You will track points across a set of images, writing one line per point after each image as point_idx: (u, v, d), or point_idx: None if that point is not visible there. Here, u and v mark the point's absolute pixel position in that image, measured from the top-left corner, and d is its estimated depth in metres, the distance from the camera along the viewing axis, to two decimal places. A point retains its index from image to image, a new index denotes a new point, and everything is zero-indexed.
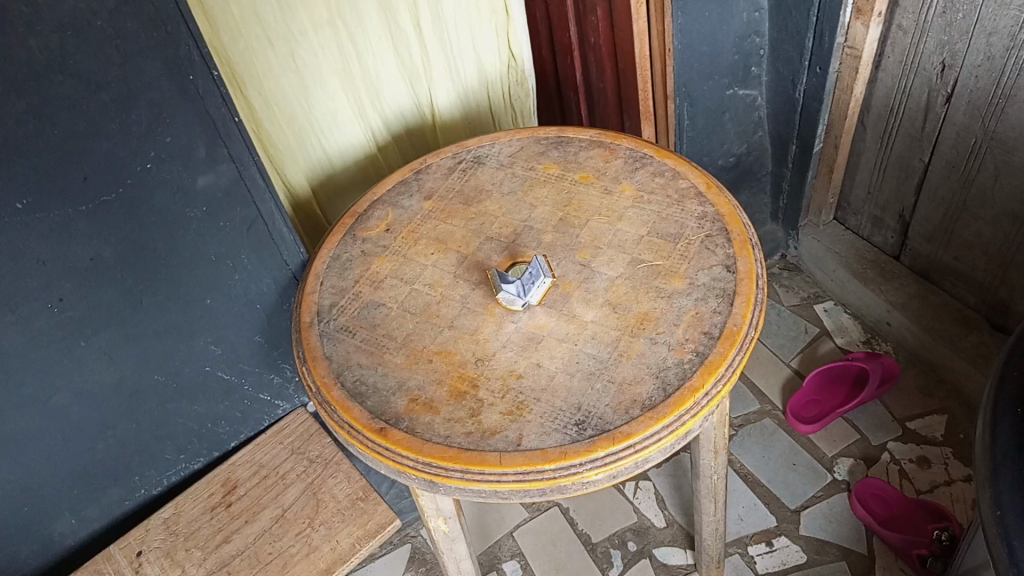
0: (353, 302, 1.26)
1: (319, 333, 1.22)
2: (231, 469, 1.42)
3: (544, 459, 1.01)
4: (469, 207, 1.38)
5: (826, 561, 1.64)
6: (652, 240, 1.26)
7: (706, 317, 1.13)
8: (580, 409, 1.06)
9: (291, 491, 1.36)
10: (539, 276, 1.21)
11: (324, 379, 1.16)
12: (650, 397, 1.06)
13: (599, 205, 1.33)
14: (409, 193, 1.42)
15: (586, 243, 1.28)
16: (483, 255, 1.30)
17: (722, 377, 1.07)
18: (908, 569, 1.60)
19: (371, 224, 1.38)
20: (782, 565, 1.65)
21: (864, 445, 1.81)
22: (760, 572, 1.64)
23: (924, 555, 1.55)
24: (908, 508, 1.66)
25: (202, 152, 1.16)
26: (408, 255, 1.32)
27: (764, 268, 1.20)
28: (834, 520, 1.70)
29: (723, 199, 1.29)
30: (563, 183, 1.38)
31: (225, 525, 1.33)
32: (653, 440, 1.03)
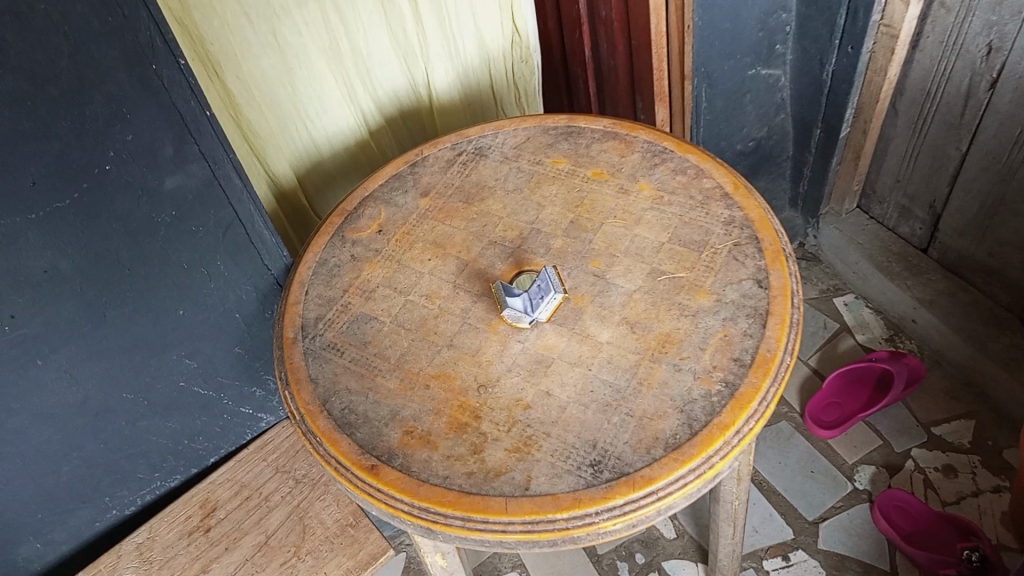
0: (341, 314, 1.13)
1: (303, 352, 1.10)
2: (210, 489, 1.30)
3: (556, 507, 0.90)
4: (470, 206, 1.25)
5: None
6: (674, 248, 1.13)
7: (736, 341, 1.01)
8: (596, 447, 0.95)
9: (276, 516, 1.26)
10: (549, 291, 1.08)
11: (308, 407, 1.04)
12: (674, 436, 0.94)
13: (615, 207, 1.20)
14: (404, 189, 1.29)
15: (600, 250, 1.15)
16: (485, 262, 1.17)
17: (755, 413, 0.95)
18: None
19: (362, 224, 1.24)
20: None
21: (886, 452, 1.71)
22: None
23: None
24: (935, 523, 1.56)
25: (170, 151, 1.03)
26: (402, 262, 1.19)
27: (800, 282, 1.07)
28: (855, 534, 1.61)
29: (753, 202, 1.16)
30: (573, 181, 1.25)
31: (204, 552, 1.22)
32: (678, 485, 0.91)
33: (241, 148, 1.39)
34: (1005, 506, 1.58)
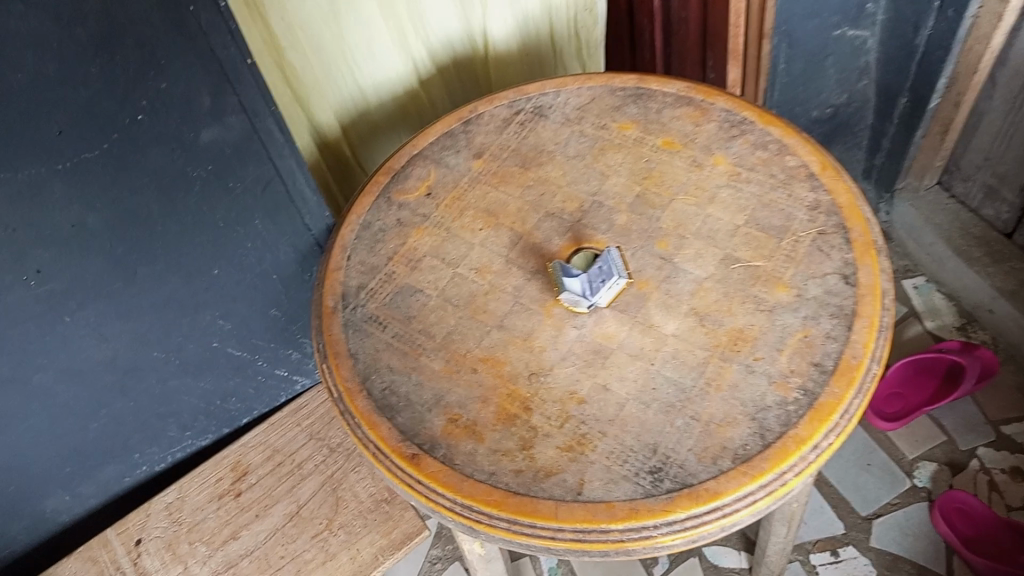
0: (385, 284, 1.05)
1: (343, 323, 1.02)
2: (241, 452, 1.23)
3: (610, 517, 0.83)
4: (527, 171, 1.15)
5: None
6: (750, 232, 1.03)
7: (817, 344, 0.92)
8: (656, 452, 0.87)
9: (308, 487, 1.19)
10: (612, 277, 0.97)
11: (347, 385, 0.96)
12: (744, 446, 0.86)
13: (686, 182, 1.09)
14: (456, 149, 1.19)
15: (668, 230, 1.05)
16: (541, 236, 1.08)
17: (835, 428, 0.87)
18: None
19: (410, 185, 1.15)
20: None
21: (950, 449, 1.63)
22: None
23: None
24: (997, 526, 1.48)
25: (208, 102, 0.94)
26: (452, 230, 1.10)
27: (892, 281, 0.96)
28: (911, 533, 1.54)
29: (842, 185, 1.05)
30: (641, 150, 1.14)
31: (233, 518, 1.17)
32: (747, 502, 0.84)
33: (283, 97, 1.30)
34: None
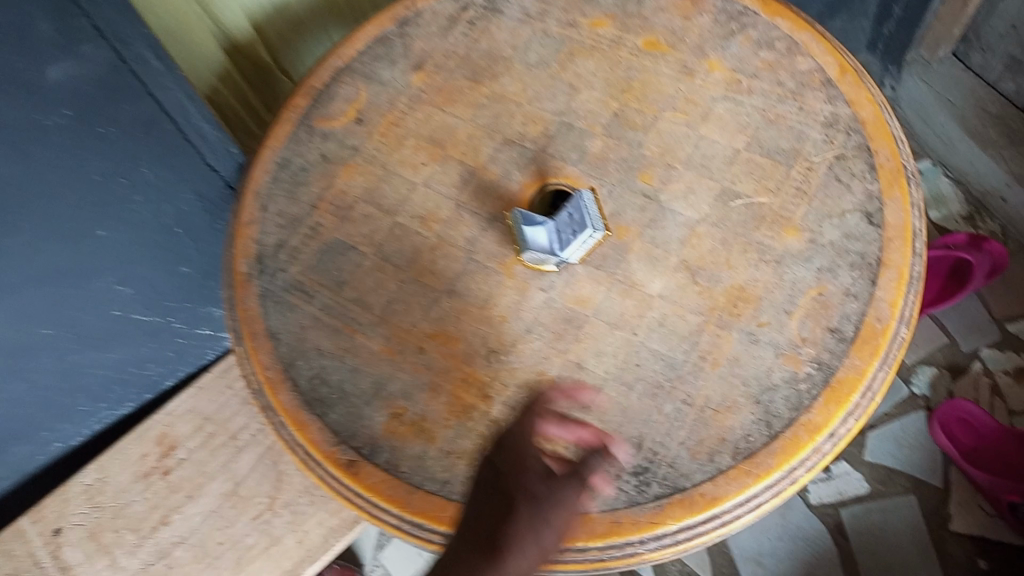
0: (309, 241, 0.87)
1: (260, 295, 0.84)
2: (167, 423, 1.07)
3: (588, 534, 0.70)
4: (479, 85, 0.94)
5: (892, 494, 1.30)
6: (752, 158, 0.84)
7: (834, 304, 0.76)
8: (642, 447, 0.73)
9: (246, 460, 1.05)
10: (585, 230, 0.79)
11: (268, 374, 0.80)
12: (746, 438, 0.72)
13: (673, 94, 0.89)
14: (391, 59, 0.97)
15: (652, 158, 0.86)
16: (497, 171, 0.88)
17: (855, 411, 0.72)
18: (990, 511, 1.26)
19: (336, 110, 0.94)
20: (839, 495, 1.32)
21: (951, 351, 1.41)
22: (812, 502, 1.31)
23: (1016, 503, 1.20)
24: (999, 437, 1.29)
25: (48, 28, 0.74)
26: (388, 166, 0.90)
27: (923, 218, 0.80)
28: (906, 445, 1.34)
29: (864, 93, 0.86)
30: (618, 55, 0.93)
31: (162, 500, 1.02)
32: (750, 507, 0.70)
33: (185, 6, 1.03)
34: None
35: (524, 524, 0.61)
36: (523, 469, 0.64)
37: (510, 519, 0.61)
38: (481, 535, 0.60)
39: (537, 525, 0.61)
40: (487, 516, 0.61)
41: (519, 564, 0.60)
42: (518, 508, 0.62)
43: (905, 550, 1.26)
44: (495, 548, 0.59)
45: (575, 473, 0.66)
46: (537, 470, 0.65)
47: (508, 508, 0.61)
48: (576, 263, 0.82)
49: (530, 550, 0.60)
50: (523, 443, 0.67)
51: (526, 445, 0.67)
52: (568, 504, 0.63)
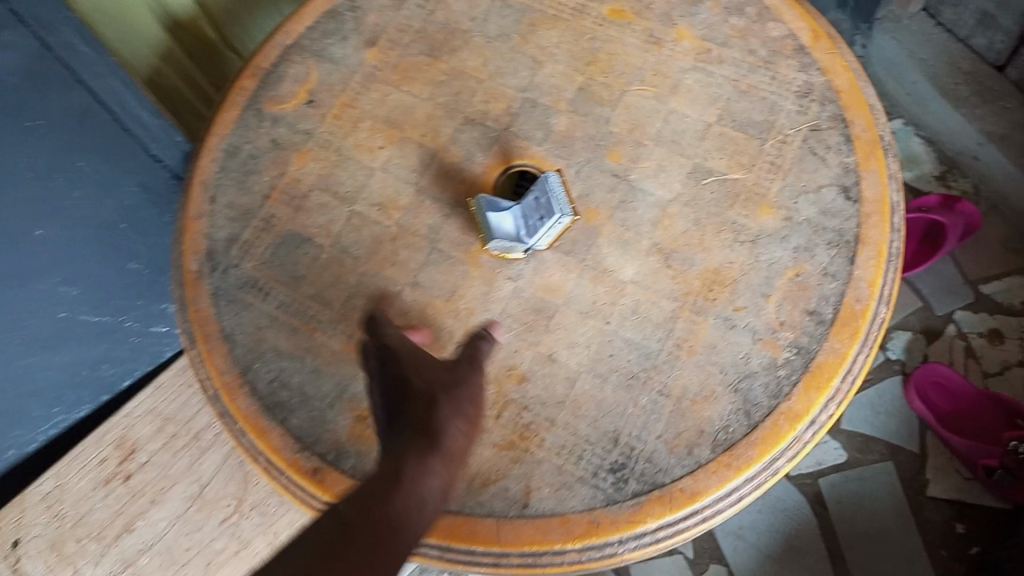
0: (262, 234, 0.82)
1: (213, 294, 0.79)
2: (127, 425, 1.02)
3: (565, 536, 0.67)
4: (436, 61, 0.88)
5: (870, 461, 1.29)
6: (725, 132, 0.80)
7: (812, 285, 0.73)
8: (618, 442, 0.70)
9: (212, 460, 1.00)
10: (555, 216, 0.75)
11: (224, 379, 0.75)
12: (725, 429, 0.69)
13: (641, 66, 0.85)
14: (342, 34, 0.91)
15: (621, 135, 0.82)
16: (459, 153, 0.83)
17: (836, 397, 0.70)
18: (965, 473, 1.26)
19: (285, 91, 0.88)
20: (818, 465, 1.30)
21: (926, 315, 1.40)
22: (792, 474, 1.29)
23: (992, 466, 1.20)
24: (975, 401, 1.28)
25: None
26: (343, 150, 0.85)
27: (902, 191, 0.77)
28: (882, 412, 1.33)
29: (838, 61, 0.83)
30: (582, 24, 0.88)
31: (125, 507, 0.98)
32: (732, 501, 0.68)
33: None
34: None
35: (446, 406, 0.57)
36: (415, 366, 0.60)
37: (428, 405, 0.57)
38: (409, 425, 0.55)
39: (458, 405, 0.58)
40: (405, 409, 0.56)
41: (453, 438, 0.55)
42: (436, 396, 0.58)
43: (884, 517, 1.25)
44: (429, 431, 0.54)
45: (468, 352, 0.64)
46: (433, 361, 0.62)
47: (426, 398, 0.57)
48: (544, 250, 0.78)
49: (459, 422, 0.56)
50: (406, 343, 0.63)
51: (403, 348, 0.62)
52: (473, 379, 0.61)
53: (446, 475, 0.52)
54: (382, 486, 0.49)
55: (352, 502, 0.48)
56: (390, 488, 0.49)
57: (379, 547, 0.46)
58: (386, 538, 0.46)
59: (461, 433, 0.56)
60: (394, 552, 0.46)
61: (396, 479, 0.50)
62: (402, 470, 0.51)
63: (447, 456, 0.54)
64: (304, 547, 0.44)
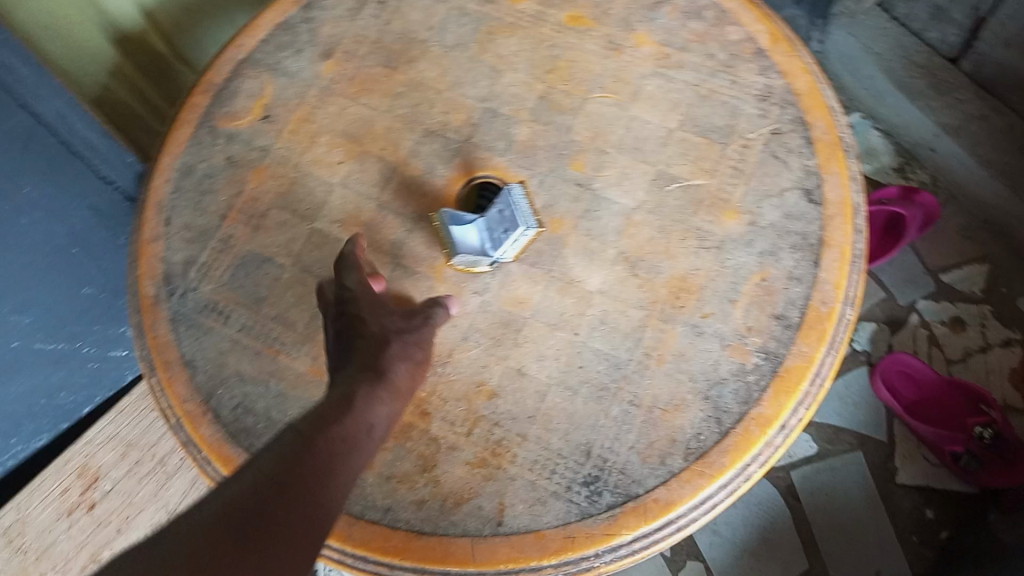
0: (221, 255, 0.80)
1: (171, 319, 0.77)
2: (88, 452, 0.99)
3: (540, 552, 0.66)
4: (394, 72, 0.87)
5: (840, 452, 1.31)
6: (687, 137, 0.80)
7: (778, 289, 0.73)
8: (590, 455, 0.69)
9: (179, 485, 0.98)
10: (519, 227, 0.74)
11: (186, 408, 0.73)
12: (697, 437, 0.69)
13: (602, 72, 0.84)
14: (296, 47, 0.89)
15: (583, 144, 0.81)
16: (420, 166, 0.82)
17: (805, 400, 0.70)
18: (931, 459, 1.28)
19: (240, 107, 0.86)
20: (789, 459, 1.31)
21: (890, 306, 1.42)
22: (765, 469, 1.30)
23: (957, 453, 1.23)
24: (942, 389, 1.29)
25: None
26: (302, 166, 0.83)
27: (863, 192, 0.78)
28: (851, 402, 1.34)
29: (797, 63, 0.83)
30: (541, 32, 0.87)
31: (90, 537, 0.94)
32: (706, 509, 0.68)
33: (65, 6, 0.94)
34: (1016, 362, 1.34)
35: (395, 349, 0.63)
36: (373, 302, 0.66)
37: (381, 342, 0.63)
38: (359, 358, 0.61)
39: (407, 348, 0.64)
40: (358, 345, 0.62)
41: (398, 377, 0.61)
42: (387, 338, 0.63)
43: (856, 507, 1.27)
44: (377, 369, 0.60)
45: (419, 311, 0.68)
46: (389, 310, 0.66)
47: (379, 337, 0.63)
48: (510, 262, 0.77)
49: (404, 363, 0.62)
50: (365, 289, 0.67)
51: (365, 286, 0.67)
52: (424, 330, 0.67)
53: (390, 409, 0.59)
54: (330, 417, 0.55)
55: (304, 434, 0.53)
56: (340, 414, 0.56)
57: (324, 479, 0.51)
58: (326, 471, 0.52)
59: (406, 374, 0.62)
60: (337, 483, 0.52)
61: (345, 413, 0.56)
62: (350, 406, 0.57)
63: (391, 392, 0.60)
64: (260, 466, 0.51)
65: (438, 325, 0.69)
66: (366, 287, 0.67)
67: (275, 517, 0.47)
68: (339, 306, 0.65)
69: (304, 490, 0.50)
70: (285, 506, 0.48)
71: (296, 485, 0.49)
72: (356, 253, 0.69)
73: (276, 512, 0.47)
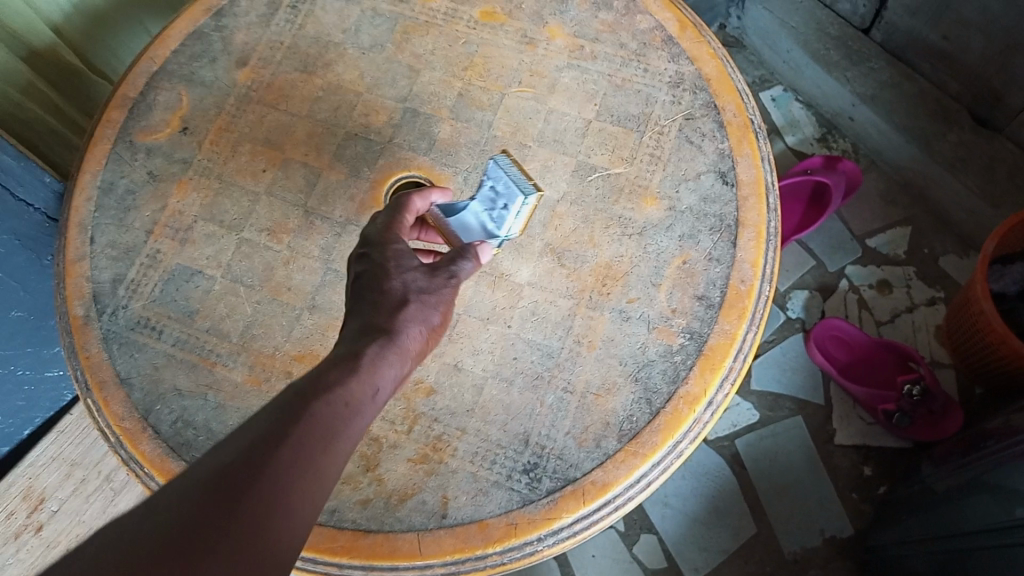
0: (149, 271, 0.79)
1: (103, 338, 0.77)
2: (31, 475, 0.98)
3: (485, 541, 0.68)
4: (312, 76, 0.87)
5: (781, 418, 1.36)
6: (604, 128, 0.82)
7: (698, 271, 0.76)
8: (529, 443, 0.71)
9: (126, 501, 0.97)
10: (518, 197, 0.78)
11: (124, 424, 0.73)
12: (630, 419, 0.72)
13: (517, 67, 0.86)
14: (211, 56, 0.88)
15: (504, 138, 0.83)
16: (344, 169, 0.83)
17: (730, 375, 0.73)
18: (869, 419, 1.34)
19: (157, 120, 0.85)
20: (734, 428, 1.36)
21: (820, 273, 1.47)
22: (711, 439, 1.35)
23: (890, 411, 1.28)
24: (875, 350, 1.35)
25: None
26: (225, 177, 0.83)
27: (774, 170, 0.81)
28: (789, 368, 1.40)
29: (705, 48, 0.85)
30: (455, 29, 0.88)
31: (38, 558, 0.94)
32: (642, 486, 0.70)
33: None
34: (940, 320, 1.41)
35: (413, 310, 0.53)
36: (395, 260, 0.57)
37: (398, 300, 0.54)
38: (368, 315, 0.52)
39: (426, 310, 0.54)
40: (372, 298, 0.53)
41: (410, 338, 0.52)
42: (405, 300, 0.54)
43: (798, 469, 1.32)
44: (388, 330, 0.51)
45: (441, 268, 0.59)
46: (411, 265, 0.57)
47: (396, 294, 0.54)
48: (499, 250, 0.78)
49: (419, 326, 0.53)
50: (391, 242, 0.58)
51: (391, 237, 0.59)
52: (446, 292, 0.57)
53: (399, 373, 0.50)
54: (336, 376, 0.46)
55: (304, 388, 0.45)
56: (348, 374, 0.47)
57: (317, 455, 0.42)
58: (332, 434, 0.44)
59: (420, 337, 0.53)
60: (338, 448, 0.44)
61: (353, 372, 0.47)
62: (356, 365, 0.48)
63: (403, 356, 0.51)
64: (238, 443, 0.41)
65: (461, 282, 0.59)
66: (389, 235, 0.59)
67: (252, 523, 0.38)
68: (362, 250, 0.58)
69: (304, 462, 0.41)
70: (262, 505, 0.38)
71: (300, 443, 0.42)
72: (410, 201, 0.65)
73: (250, 516, 0.38)
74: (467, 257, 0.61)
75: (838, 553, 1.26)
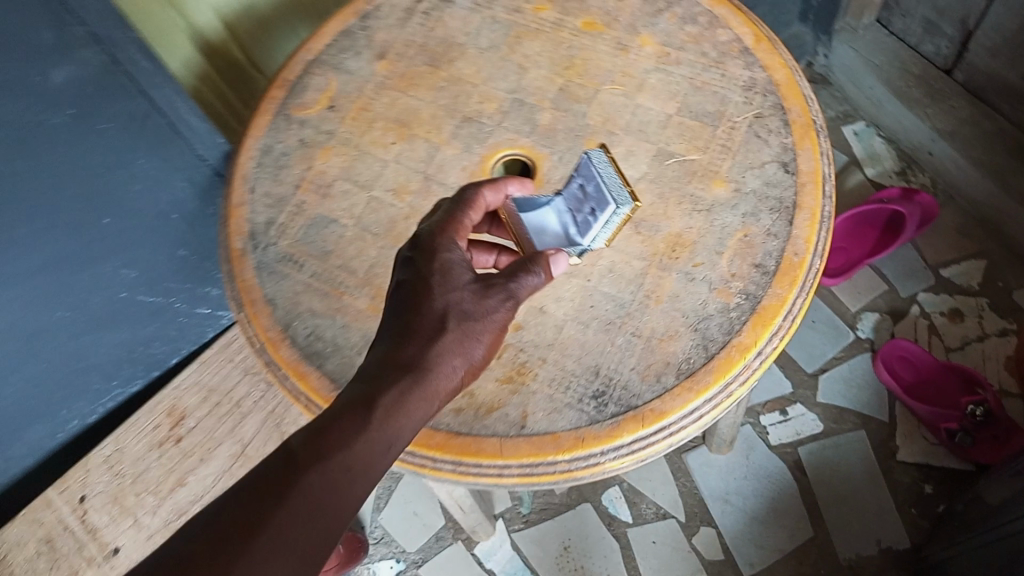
0: (295, 217, 0.97)
1: (256, 267, 0.94)
2: (176, 396, 1.15)
3: (556, 449, 0.80)
4: (437, 70, 1.04)
5: (845, 430, 1.42)
6: (683, 122, 0.96)
7: (757, 243, 0.88)
8: (599, 374, 0.84)
9: (251, 422, 1.13)
10: (610, 208, 0.90)
11: (268, 334, 0.89)
12: (688, 360, 0.83)
13: (611, 68, 1.00)
14: (356, 50, 1.07)
15: (596, 127, 0.97)
16: (459, 145, 0.99)
17: (779, 331, 0.84)
18: (931, 438, 1.39)
19: (310, 98, 1.04)
20: (797, 436, 1.43)
21: (892, 297, 1.53)
22: (774, 444, 1.42)
23: (952, 429, 1.33)
24: (939, 372, 1.41)
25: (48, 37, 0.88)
26: (361, 146, 1.00)
27: (831, 164, 0.93)
28: (855, 384, 1.46)
29: (777, 59, 0.98)
30: (560, 36, 1.04)
31: (177, 465, 1.11)
32: (693, 418, 0.81)
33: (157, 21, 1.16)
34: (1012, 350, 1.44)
35: (449, 340, 0.62)
36: (442, 275, 0.66)
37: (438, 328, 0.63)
38: (406, 346, 0.61)
39: (464, 341, 0.63)
40: (414, 321, 0.63)
41: (444, 373, 0.61)
42: (444, 325, 0.63)
43: (856, 477, 1.38)
44: (422, 368, 0.60)
45: (494, 288, 0.68)
46: (460, 286, 0.66)
47: (438, 325, 0.63)
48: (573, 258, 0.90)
49: (454, 360, 0.62)
50: (439, 251, 0.68)
51: (445, 250, 0.69)
52: (494, 316, 0.66)
53: (426, 413, 0.59)
54: (346, 433, 0.55)
55: (317, 438, 0.55)
56: (366, 416, 0.56)
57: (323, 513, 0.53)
58: (337, 486, 0.54)
59: (457, 372, 0.62)
60: (344, 498, 0.54)
61: (372, 417, 0.56)
62: (372, 415, 0.56)
63: (429, 397, 0.59)
64: (246, 495, 0.52)
65: (513, 302, 0.69)
66: (440, 243, 0.69)
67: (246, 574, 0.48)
68: (411, 254, 0.69)
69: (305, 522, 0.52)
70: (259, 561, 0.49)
71: (302, 501, 0.52)
72: (473, 199, 0.78)
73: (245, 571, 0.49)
74: (535, 270, 0.72)
75: (892, 561, 1.30)
